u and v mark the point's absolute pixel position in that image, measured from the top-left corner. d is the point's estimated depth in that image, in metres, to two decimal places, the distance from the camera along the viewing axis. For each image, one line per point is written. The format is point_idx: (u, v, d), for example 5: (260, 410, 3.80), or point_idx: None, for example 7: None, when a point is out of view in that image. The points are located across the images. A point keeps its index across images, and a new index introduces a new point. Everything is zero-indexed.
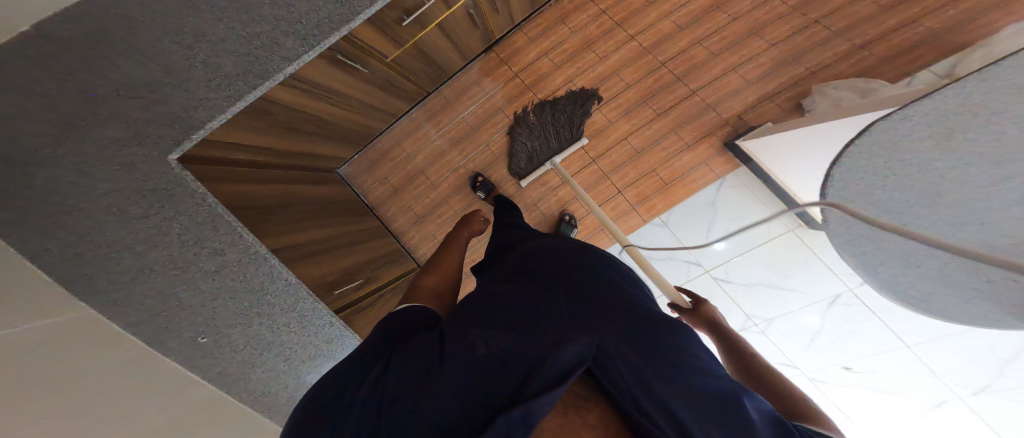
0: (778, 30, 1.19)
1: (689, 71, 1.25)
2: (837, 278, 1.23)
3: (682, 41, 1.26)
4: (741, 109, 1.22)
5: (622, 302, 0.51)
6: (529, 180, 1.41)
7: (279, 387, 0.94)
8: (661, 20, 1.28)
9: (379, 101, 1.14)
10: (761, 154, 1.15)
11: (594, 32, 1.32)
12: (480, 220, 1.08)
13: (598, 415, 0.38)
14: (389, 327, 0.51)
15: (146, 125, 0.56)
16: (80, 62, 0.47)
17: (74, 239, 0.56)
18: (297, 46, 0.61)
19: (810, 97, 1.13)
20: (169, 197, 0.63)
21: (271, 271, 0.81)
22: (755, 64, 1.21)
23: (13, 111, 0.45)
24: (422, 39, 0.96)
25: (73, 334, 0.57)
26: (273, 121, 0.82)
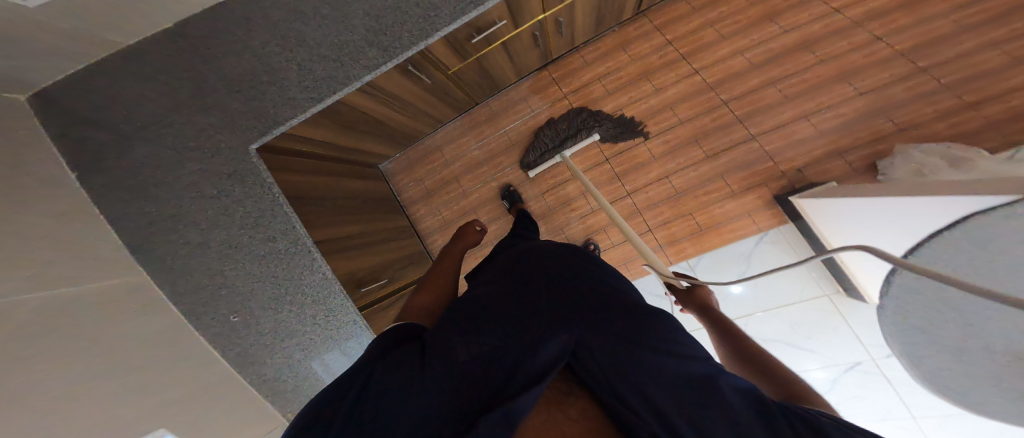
0: (871, 79, 1.09)
1: (753, 114, 1.21)
2: (862, 346, 1.16)
3: (753, 79, 1.21)
4: (802, 163, 1.16)
5: (615, 300, 0.50)
6: (537, 170, 1.44)
7: (292, 381, 0.91)
8: (734, 56, 1.23)
9: (432, 110, 1.18)
10: (815, 216, 1.06)
11: (655, 62, 1.30)
12: (475, 231, 0.96)
13: (580, 409, 0.37)
14: (392, 336, 0.49)
15: (240, 116, 0.66)
16: (204, 57, 0.60)
17: (159, 205, 0.68)
18: (377, 57, 0.65)
19: (890, 158, 1.03)
20: (243, 182, 0.70)
21: (312, 263, 0.82)
22: (832, 114, 1.12)
23: (161, 94, 0.62)
24: (485, 54, 0.99)
25: (120, 298, 0.66)
26: (339, 120, 0.85)
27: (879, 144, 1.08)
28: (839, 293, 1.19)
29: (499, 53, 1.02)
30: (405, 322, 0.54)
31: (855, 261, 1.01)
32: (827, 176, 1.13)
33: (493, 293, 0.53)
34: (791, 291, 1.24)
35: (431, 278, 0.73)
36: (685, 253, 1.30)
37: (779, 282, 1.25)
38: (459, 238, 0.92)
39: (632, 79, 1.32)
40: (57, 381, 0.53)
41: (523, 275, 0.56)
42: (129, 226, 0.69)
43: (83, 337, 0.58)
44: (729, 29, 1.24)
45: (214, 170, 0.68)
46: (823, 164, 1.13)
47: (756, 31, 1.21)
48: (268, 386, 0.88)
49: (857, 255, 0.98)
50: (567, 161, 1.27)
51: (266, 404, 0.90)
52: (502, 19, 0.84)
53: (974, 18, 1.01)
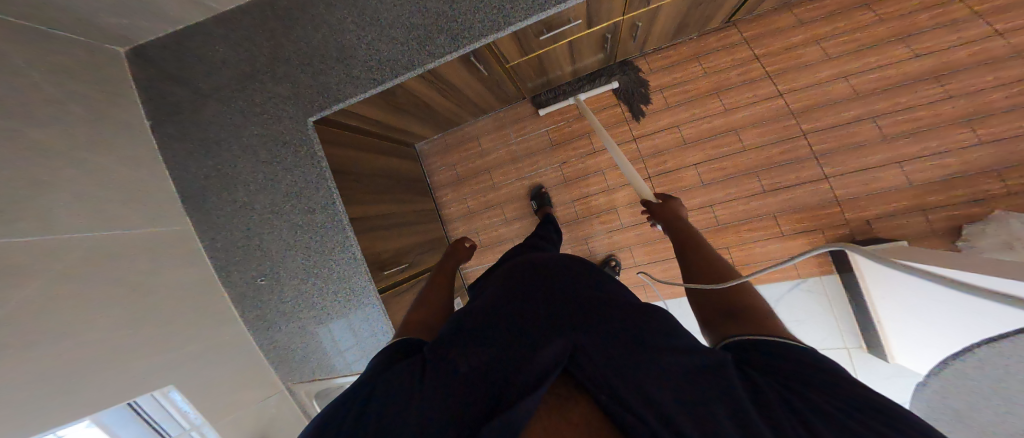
0: (1001, 125, 0.98)
1: (832, 151, 1.12)
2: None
3: (848, 110, 1.11)
4: (874, 213, 1.08)
5: (627, 302, 0.46)
6: (548, 109, 1.41)
7: (301, 354, 0.88)
8: (834, 81, 1.13)
9: (482, 100, 1.18)
10: (870, 278, 0.99)
11: (732, 79, 1.22)
12: (467, 249, 0.96)
13: (584, 413, 0.34)
14: (406, 344, 0.49)
15: (306, 89, 0.68)
16: (287, 27, 0.63)
17: (218, 159, 0.73)
18: (445, 45, 0.63)
19: (982, 222, 0.95)
20: (295, 152, 0.72)
21: (342, 241, 0.78)
22: (931, 162, 1.03)
23: (244, 56, 0.66)
24: (548, 52, 0.96)
25: (162, 246, 0.72)
26: (394, 100, 0.84)
27: (978, 205, 0.99)
28: (859, 348, 1.13)
29: (560, 52, 0.98)
30: (410, 336, 0.52)
31: (902, 327, 0.95)
32: (899, 231, 1.06)
33: (497, 290, 0.51)
34: (809, 338, 1.19)
35: (426, 294, 0.68)
36: None
37: (803, 331, 1.18)
38: (449, 255, 0.89)
39: (701, 95, 1.25)
40: (72, 331, 0.56)
41: (525, 273, 0.53)
42: (191, 174, 0.75)
43: (113, 284, 0.62)
44: (839, 48, 1.12)
45: (271, 138, 0.71)
46: (897, 219, 1.06)
47: (872, 54, 1.09)
48: (275, 353, 0.87)
49: (905, 320, 0.92)
50: (581, 107, 1.25)
51: (274, 377, 0.89)
52: (579, 18, 0.81)
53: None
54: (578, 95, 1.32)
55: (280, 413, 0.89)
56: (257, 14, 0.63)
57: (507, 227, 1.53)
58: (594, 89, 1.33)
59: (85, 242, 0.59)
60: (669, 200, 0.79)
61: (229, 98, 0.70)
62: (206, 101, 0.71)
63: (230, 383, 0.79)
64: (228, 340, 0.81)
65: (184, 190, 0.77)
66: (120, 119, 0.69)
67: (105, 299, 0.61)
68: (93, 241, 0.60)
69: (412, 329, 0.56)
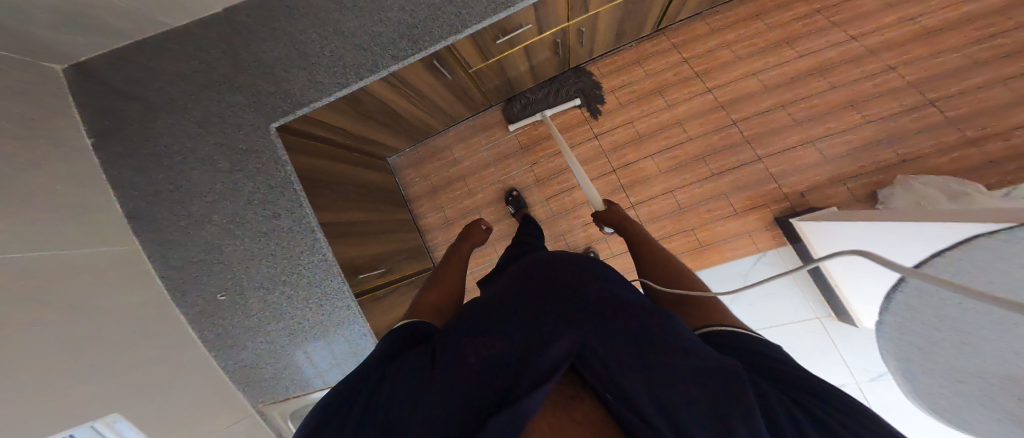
0: (881, 107, 1.15)
1: (761, 136, 1.24)
2: (847, 368, 1.22)
3: (765, 101, 1.25)
4: (807, 186, 1.19)
5: (628, 298, 0.47)
6: (518, 124, 1.47)
7: (272, 370, 0.84)
8: (747, 78, 1.27)
9: (449, 108, 1.20)
10: (816, 240, 1.08)
11: (670, 78, 1.33)
12: (481, 231, 1.03)
13: (587, 412, 0.35)
14: (399, 335, 0.48)
15: (269, 97, 0.67)
16: (246, 39, 0.63)
17: (168, 175, 0.69)
18: (407, 48, 0.65)
19: (890, 187, 1.08)
20: (258, 157, 0.71)
21: (313, 244, 0.78)
22: (841, 139, 1.17)
23: (200, 68, 0.65)
24: (506, 57, 1.00)
25: (114, 263, 0.68)
26: (360, 109, 0.85)
27: (889, 172, 1.12)
28: (829, 316, 1.24)
29: (518, 56, 1.02)
30: (414, 321, 0.53)
31: (853, 289, 1.04)
32: (828, 201, 1.17)
33: (506, 290, 0.52)
34: (784, 312, 1.29)
35: (438, 278, 0.74)
36: None
37: (778, 303, 1.30)
38: (465, 238, 0.97)
39: (646, 93, 1.35)
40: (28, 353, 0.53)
41: (530, 275, 0.54)
42: (142, 192, 0.71)
43: (65, 301, 0.59)
44: (745, 50, 1.28)
45: (230, 146, 0.69)
46: (825, 190, 1.17)
47: (770, 55, 1.26)
48: (243, 372, 0.83)
49: (851, 278, 1.01)
50: (546, 118, 1.31)
51: (242, 401, 0.85)
52: (529, 23, 0.85)
53: (976, 58, 1.08)
54: (544, 110, 1.39)
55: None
56: (218, 29, 0.63)
57: None
58: (559, 104, 1.40)
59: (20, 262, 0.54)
60: (612, 205, 0.92)
61: (182, 110, 0.67)
62: (158, 119, 0.67)
63: (191, 405, 0.75)
64: (185, 361, 0.76)
65: (133, 211, 0.72)
66: (59, 141, 0.64)
67: (57, 315, 0.58)
68: (26, 263, 0.55)
69: (423, 313, 0.59)
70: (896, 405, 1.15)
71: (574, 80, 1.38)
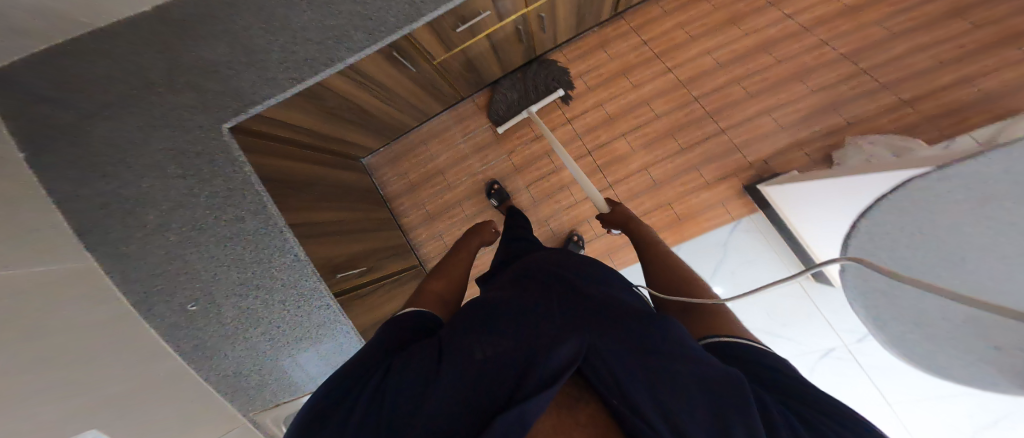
0: (822, 77, 1.23)
1: (721, 109, 1.31)
2: (835, 332, 1.32)
3: (721, 78, 1.32)
4: (768, 154, 1.28)
5: (629, 303, 0.50)
6: (505, 126, 1.46)
7: (256, 375, 0.87)
8: (702, 57, 1.33)
9: (420, 102, 1.18)
10: (781, 202, 1.20)
11: (633, 60, 1.37)
12: (491, 231, 1.12)
13: (590, 415, 0.36)
14: (394, 335, 0.51)
15: (212, 95, 0.65)
16: (179, 38, 0.58)
17: (109, 185, 0.64)
18: (362, 40, 0.64)
19: (843, 149, 1.16)
20: (211, 161, 0.68)
21: (282, 246, 0.78)
22: (792, 108, 1.25)
23: (125, 71, 0.60)
24: (470, 46, 0.99)
25: (69, 280, 0.62)
26: (322, 105, 0.83)
27: (836, 136, 1.21)
28: (806, 279, 1.35)
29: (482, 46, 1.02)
30: (405, 315, 0.58)
31: (815, 242, 1.16)
32: (789, 166, 1.25)
33: (515, 291, 0.54)
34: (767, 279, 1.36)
35: (446, 269, 0.82)
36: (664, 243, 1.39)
37: (757, 270, 1.33)
38: (475, 234, 1.07)
39: (612, 76, 1.39)
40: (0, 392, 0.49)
41: (535, 280, 0.56)
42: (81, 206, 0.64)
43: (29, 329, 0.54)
44: (697, 31, 1.34)
45: (179, 152, 0.66)
46: (785, 156, 1.25)
47: (721, 34, 1.32)
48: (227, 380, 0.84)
49: (812, 233, 1.13)
50: (532, 116, 1.34)
51: (229, 406, 0.88)
52: (487, 9, 0.85)
53: (902, 26, 1.17)
54: (528, 107, 1.41)
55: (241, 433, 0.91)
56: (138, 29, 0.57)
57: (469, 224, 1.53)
58: (543, 98, 1.41)
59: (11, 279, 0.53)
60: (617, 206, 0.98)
61: (115, 119, 0.62)
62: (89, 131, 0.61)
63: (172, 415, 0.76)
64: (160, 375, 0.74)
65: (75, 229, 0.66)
66: None
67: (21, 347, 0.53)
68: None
69: (428, 304, 0.66)
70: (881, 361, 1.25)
71: (551, 78, 1.38)
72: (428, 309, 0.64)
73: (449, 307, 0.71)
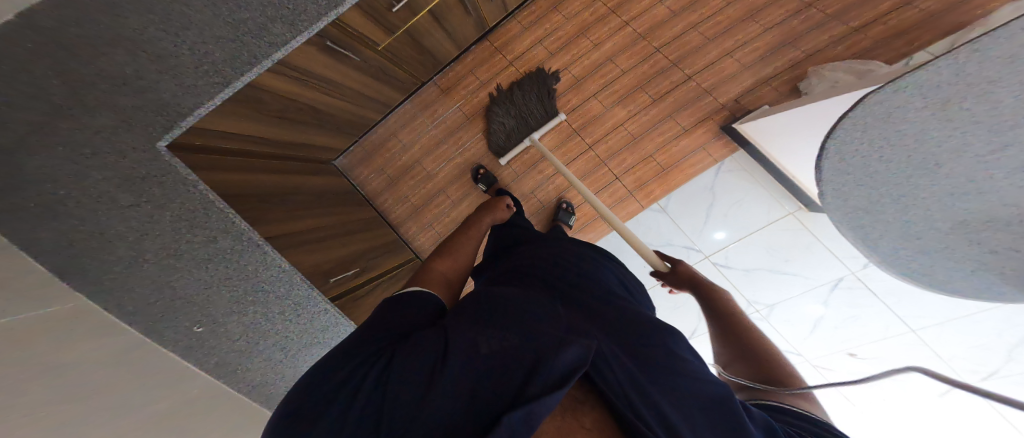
0: (773, 14, 1.21)
1: (684, 57, 1.29)
2: (840, 261, 1.29)
3: (677, 26, 1.29)
4: (737, 93, 1.27)
5: (619, 308, 0.55)
6: (507, 157, 1.44)
7: (282, 383, 0.97)
8: (655, 6, 1.30)
9: (374, 92, 1.14)
10: (758, 136, 1.22)
11: (588, 19, 1.34)
12: (504, 208, 1.12)
13: (595, 418, 0.39)
14: (395, 325, 0.50)
15: (136, 112, 0.56)
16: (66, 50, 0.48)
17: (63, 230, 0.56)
18: (284, 32, 0.63)
19: (807, 79, 1.16)
20: (160, 183, 0.64)
21: (263, 259, 0.84)
22: (751, 47, 1.24)
23: None
24: (414, 25, 0.96)
25: (70, 320, 0.59)
26: (265, 110, 0.81)
27: (798, 68, 1.20)
28: (801, 210, 1.30)
29: (426, 23, 0.98)
30: (413, 291, 0.59)
31: (800, 171, 1.16)
32: (760, 101, 1.25)
33: (525, 293, 0.56)
34: (759, 219, 1.35)
35: (454, 245, 0.83)
36: (654, 195, 1.41)
37: (748, 208, 1.35)
38: (485, 213, 1.07)
39: (571, 37, 1.35)
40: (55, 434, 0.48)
41: (536, 290, 0.59)
42: (41, 256, 0.56)
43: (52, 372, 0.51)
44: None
45: (123, 177, 0.59)
46: (754, 93, 1.25)
47: None
48: (260, 394, 0.92)
49: (796, 163, 1.13)
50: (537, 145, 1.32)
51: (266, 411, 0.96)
52: None
53: None
54: (531, 134, 1.38)
55: None
56: None
57: (456, 209, 1.53)
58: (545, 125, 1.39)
59: (24, 322, 0.51)
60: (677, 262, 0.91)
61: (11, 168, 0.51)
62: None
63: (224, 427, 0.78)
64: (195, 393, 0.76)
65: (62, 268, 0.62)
66: None
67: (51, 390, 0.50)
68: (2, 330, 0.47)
69: (433, 283, 0.66)
70: (892, 284, 1.24)
71: (545, 101, 1.35)
72: (433, 289, 0.64)
73: (451, 285, 0.72)
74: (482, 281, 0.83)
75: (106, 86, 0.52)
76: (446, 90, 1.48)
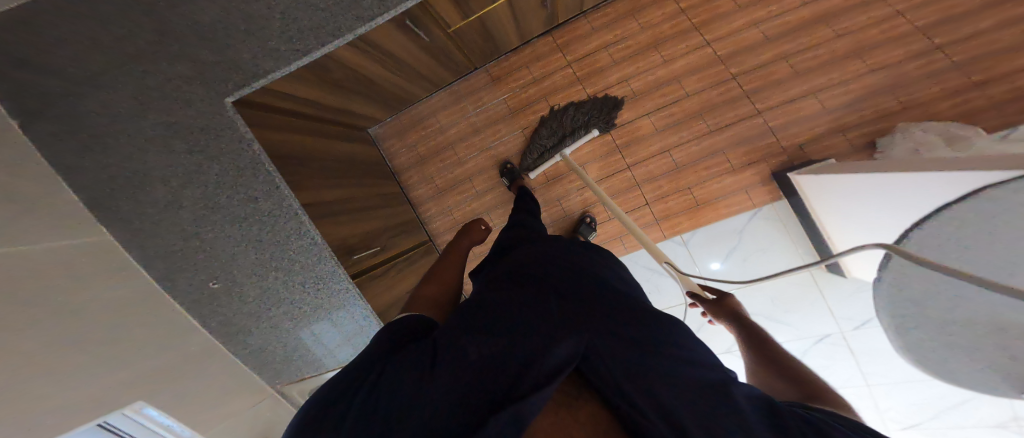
0: (882, 55, 1.14)
1: (761, 89, 1.24)
2: (834, 319, 1.32)
3: (767, 53, 1.22)
4: (805, 139, 1.23)
5: (628, 302, 0.53)
6: (536, 172, 1.41)
7: (283, 353, 0.95)
8: (748, 28, 1.22)
9: (429, 70, 1.09)
10: (811, 193, 1.15)
11: (666, 31, 1.27)
12: (480, 229, 1.09)
13: (589, 413, 0.38)
14: (393, 333, 0.52)
15: (211, 67, 0.59)
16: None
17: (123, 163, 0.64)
18: (371, 7, 0.58)
19: (890, 135, 1.13)
20: (217, 136, 0.65)
21: (299, 228, 0.80)
22: (841, 90, 1.18)
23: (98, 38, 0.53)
24: (490, 12, 0.90)
25: (85, 256, 0.66)
26: (327, 78, 0.77)
27: (885, 120, 1.16)
28: (818, 268, 1.31)
29: (501, 12, 0.93)
30: (408, 315, 0.59)
31: (843, 237, 1.12)
32: (826, 151, 1.21)
33: (519, 283, 0.56)
34: (773, 266, 1.35)
35: (438, 270, 0.81)
36: (678, 228, 1.39)
37: (768, 259, 1.35)
38: (464, 234, 1.05)
39: (641, 48, 1.30)
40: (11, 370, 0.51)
41: (530, 273, 0.58)
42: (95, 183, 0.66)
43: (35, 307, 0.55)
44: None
45: (181, 124, 0.63)
46: (823, 141, 1.21)
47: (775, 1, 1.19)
48: (254, 360, 0.92)
49: (845, 229, 1.09)
50: (569, 162, 1.28)
51: (260, 380, 0.96)
52: None
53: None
54: (562, 151, 1.33)
55: (275, 416, 1.00)
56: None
57: (480, 200, 1.51)
58: (577, 141, 1.33)
59: (57, 249, 0.61)
60: (724, 296, 0.86)
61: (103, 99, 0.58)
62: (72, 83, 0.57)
63: (199, 388, 0.80)
64: (191, 349, 0.80)
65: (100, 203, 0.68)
66: None
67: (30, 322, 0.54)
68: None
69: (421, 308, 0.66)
70: (871, 347, 1.29)
71: (593, 122, 1.31)
72: (423, 312, 0.64)
73: (441, 310, 0.71)
74: (478, 277, 0.78)
75: (191, 38, 0.55)
76: (495, 80, 1.42)
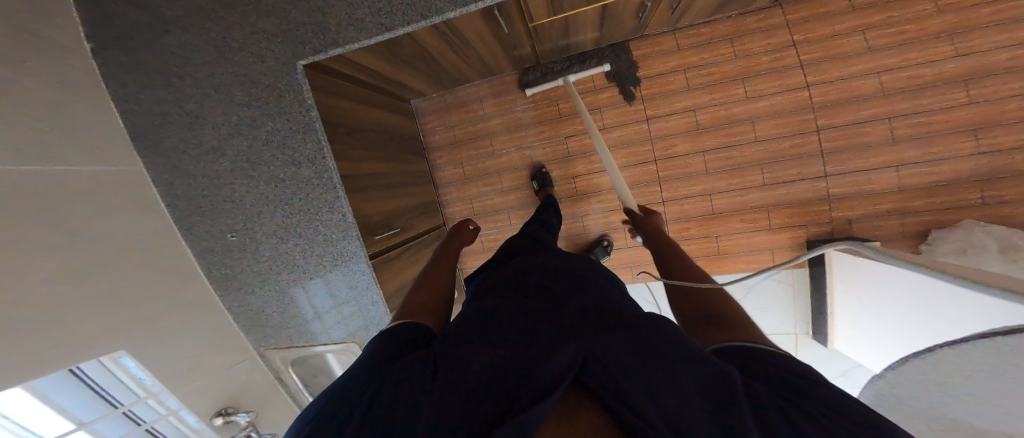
0: (1004, 136, 1.05)
1: (841, 150, 1.17)
2: None
3: (870, 108, 1.13)
4: (857, 214, 1.18)
5: (626, 310, 0.47)
6: (534, 90, 1.35)
7: (278, 318, 0.93)
8: (866, 76, 1.13)
9: (491, 59, 1.04)
10: (840, 271, 1.11)
11: (761, 64, 1.20)
12: (469, 231, 1.03)
13: (593, 422, 0.35)
14: (392, 337, 0.49)
15: (298, 28, 0.62)
16: None
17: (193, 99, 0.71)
18: None
19: (949, 228, 1.09)
20: (281, 97, 0.69)
21: (330, 199, 0.78)
22: (927, 168, 1.11)
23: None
24: (578, 13, 0.84)
25: (115, 186, 0.71)
26: (399, 51, 0.74)
27: (951, 212, 1.11)
28: (805, 334, 1.31)
29: (591, 14, 0.86)
30: (405, 321, 0.54)
31: (855, 320, 1.10)
32: (873, 230, 1.17)
33: (529, 290, 0.53)
34: (768, 324, 1.33)
35: (429, 276, 0.73)
36: None
37: (765, 318, 1.33)
38: (454, 236, 0.96)
39: (724, 79, 1.23)
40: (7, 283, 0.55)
41: (538, 280, 0.56)
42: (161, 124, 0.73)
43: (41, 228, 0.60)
44: (881, 40, 1.11)
45: (251, 79, 0.68)
46: (875, 221, 1.17)
47: (913, 49, 1.09)
48: (248, 318, 0.91)
49: (857, 315, 1.08)
50: (570, 90, 1.24)
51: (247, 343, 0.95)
52: None
53: None
54: (567, 76, 1.28)
55: (252, 378, 0.97)
56: None
57: (502, 196, 1.48)
58: (585, 71, 1.29)
59: (30, 182, 0.58)
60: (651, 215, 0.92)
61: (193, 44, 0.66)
62: (183, 14, 0.64)
63: (188, 337, 0.82)
64: (191, 297, 0.83)
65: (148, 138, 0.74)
66: None
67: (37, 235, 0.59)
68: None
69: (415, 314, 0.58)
70: None
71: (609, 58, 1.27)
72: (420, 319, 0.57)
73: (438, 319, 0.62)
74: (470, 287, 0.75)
75: None
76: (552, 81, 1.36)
